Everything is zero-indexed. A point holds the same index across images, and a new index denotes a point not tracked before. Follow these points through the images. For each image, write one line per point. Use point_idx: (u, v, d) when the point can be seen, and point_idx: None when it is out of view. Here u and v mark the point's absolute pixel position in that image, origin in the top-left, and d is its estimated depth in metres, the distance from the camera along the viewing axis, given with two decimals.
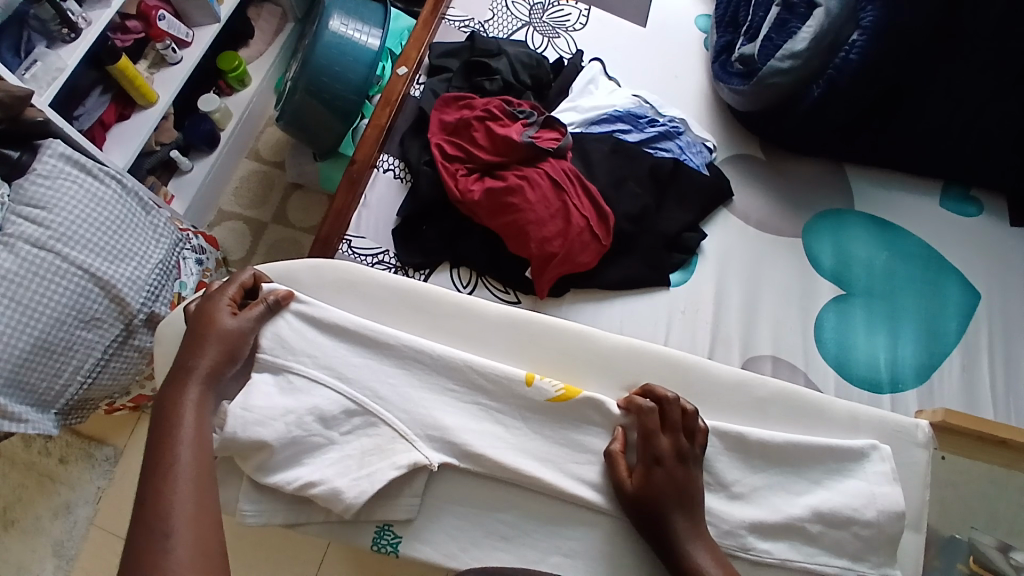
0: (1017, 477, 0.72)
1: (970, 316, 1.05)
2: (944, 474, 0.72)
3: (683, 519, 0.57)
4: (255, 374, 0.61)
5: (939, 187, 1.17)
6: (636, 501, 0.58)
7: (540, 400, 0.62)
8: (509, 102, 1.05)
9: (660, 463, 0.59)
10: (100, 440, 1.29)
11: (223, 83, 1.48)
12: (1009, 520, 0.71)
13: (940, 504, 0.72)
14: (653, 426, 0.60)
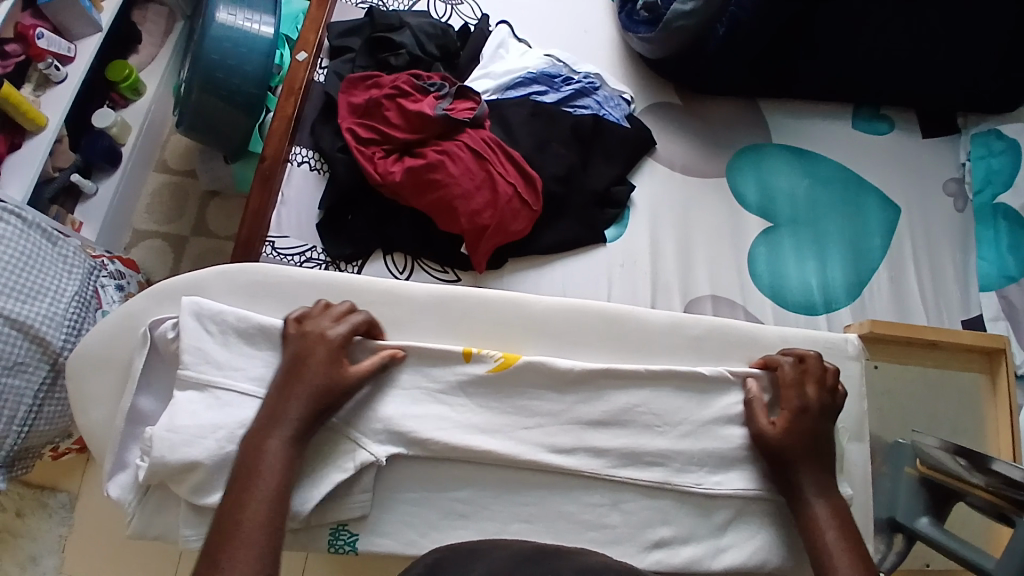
0: (947, 374, 0.77)
1: (892, 230, 1.10)
2: (881, 384, 0.76)
3: (810, 472, 0.59)
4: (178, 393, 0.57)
5: (850, 110, 1.20)
6: (775, 453, 0.60)
7: (481, 373, 0.61)
8: (418, 76, 1.01)
9: (804, 414, 0.60)
10: (50, 488, 1.21)
11: (115, 95, 1.37)
12: (942, 417, 0.76)
13: (878, 411, 0.75)
14: (791, 379, 0.62)
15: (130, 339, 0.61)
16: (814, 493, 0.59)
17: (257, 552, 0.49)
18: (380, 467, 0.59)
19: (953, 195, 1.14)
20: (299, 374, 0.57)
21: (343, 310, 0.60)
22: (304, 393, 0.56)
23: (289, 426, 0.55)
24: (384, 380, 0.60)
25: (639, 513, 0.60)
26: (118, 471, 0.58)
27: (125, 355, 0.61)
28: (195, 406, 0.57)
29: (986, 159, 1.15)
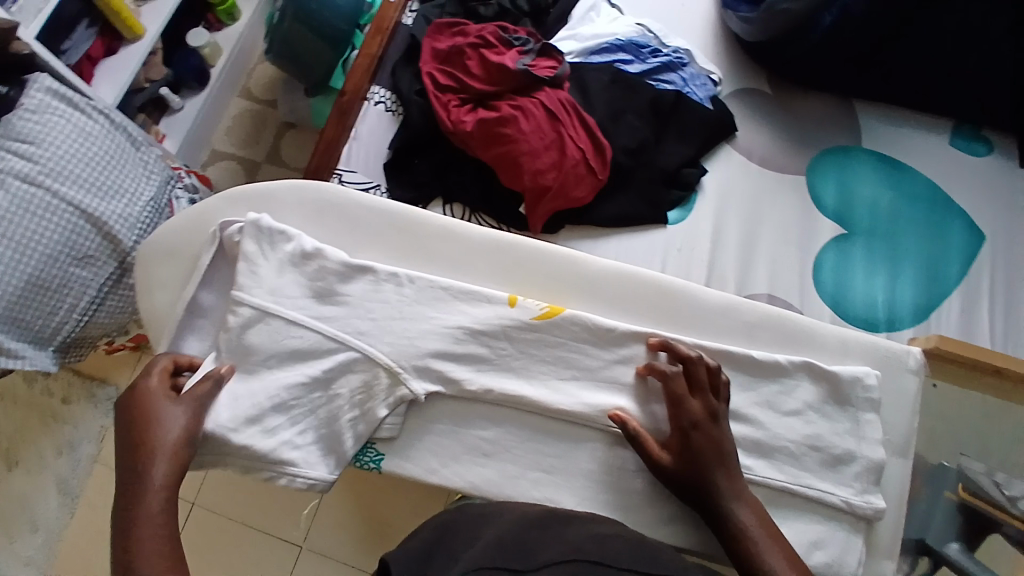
0: (1011, 408, 0.71)
1: (976, 257, 1.03)
2: (935, 404, 0.71)
3: (723, 475, 0.55)
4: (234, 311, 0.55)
5: (952, 124, 1.12)
6: (686, 462, 0.56)
7: (523, 322, 0.59)
8: (505, 29, 1.00)
9: (705, 425, 0.56)
10: (100, 380, 1.31)
11: (211, 16, 1.41)
12: (1002, 452, 0.70)
13: (927, 433, 0.70)
14: (678, 389, 0.58)
15: (200, 237, 0.62)
16: (733, 498, 0.55)
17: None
18: (414, 403, 0.58)
19: None
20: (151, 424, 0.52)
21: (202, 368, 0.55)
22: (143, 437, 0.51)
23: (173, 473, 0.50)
24: (422, 318, 0.58)
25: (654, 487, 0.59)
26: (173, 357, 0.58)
27: (194, 250, 0.62)
28: (246, 329, 0.55)
29: None
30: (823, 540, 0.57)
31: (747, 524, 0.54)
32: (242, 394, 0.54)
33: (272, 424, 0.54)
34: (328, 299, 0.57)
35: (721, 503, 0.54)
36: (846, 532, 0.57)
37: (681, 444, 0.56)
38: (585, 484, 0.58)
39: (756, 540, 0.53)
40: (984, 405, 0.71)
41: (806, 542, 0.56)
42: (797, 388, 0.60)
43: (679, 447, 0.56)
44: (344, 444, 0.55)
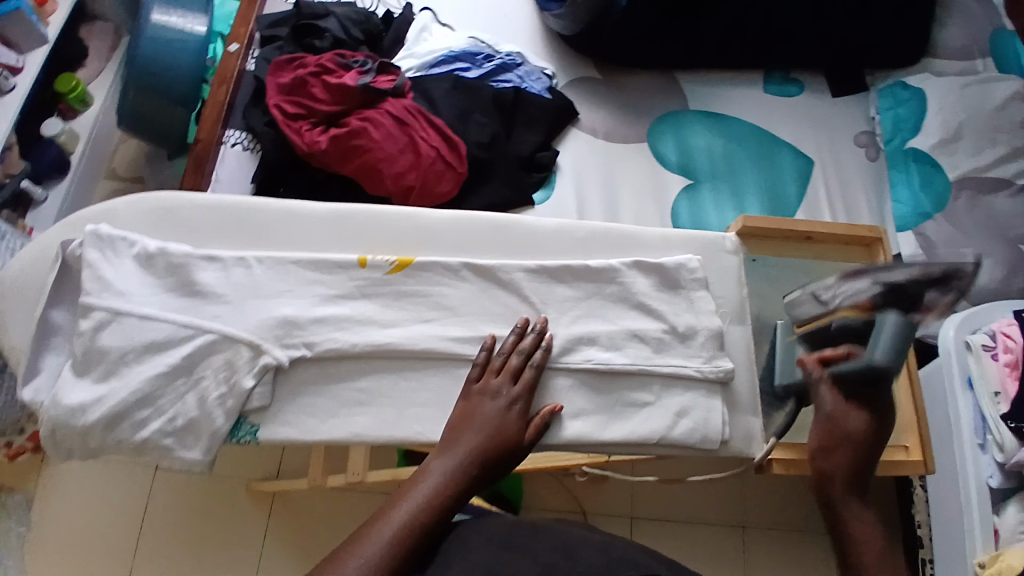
0: (827, 263, 0.80)
1: (807, 178, 1.18)
2: (761, 274, 0.79)
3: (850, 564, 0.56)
4: (85, 318, 0.54)
5: (762, 75, 1.29)
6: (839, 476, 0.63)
7: (513, 338, 0.61)
8: (342, 55, 1.05)
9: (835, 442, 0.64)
10: (8, 489, 1.20)
11: (64, 106, 1.40)
12: None
13: (759, 298, 0.78)
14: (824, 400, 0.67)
15: (45, 264, 0.61)
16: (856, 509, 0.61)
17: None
18: (280, 371, 0.57)
19: (865, 145, 1.24)
20: (458, 431, 0.57)
21: (500, 364, 0.60)
22: (460, 440, 0.56)
23: (419, 501, 0.53)
24: (265, 294, 0.58)
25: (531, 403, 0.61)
26: (35, 377, 0.56)
27: (41, 277, 0.61)
28: (99, 331, 0.54)
29: (894, 110, 1.23)
30: (687, 410, 0.62)
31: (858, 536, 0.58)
32: (103, 394, 0.53)
33: (140, 417, 0.53)
34: (184, 290, 0.57)
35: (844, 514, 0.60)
36: (710, 404, 0.63)
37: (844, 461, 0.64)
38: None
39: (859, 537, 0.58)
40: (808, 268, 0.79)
41: (674, 412, 0.62)
42: (632, 284, 0.65)
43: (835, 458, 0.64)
44: (214, 420, 0.54)
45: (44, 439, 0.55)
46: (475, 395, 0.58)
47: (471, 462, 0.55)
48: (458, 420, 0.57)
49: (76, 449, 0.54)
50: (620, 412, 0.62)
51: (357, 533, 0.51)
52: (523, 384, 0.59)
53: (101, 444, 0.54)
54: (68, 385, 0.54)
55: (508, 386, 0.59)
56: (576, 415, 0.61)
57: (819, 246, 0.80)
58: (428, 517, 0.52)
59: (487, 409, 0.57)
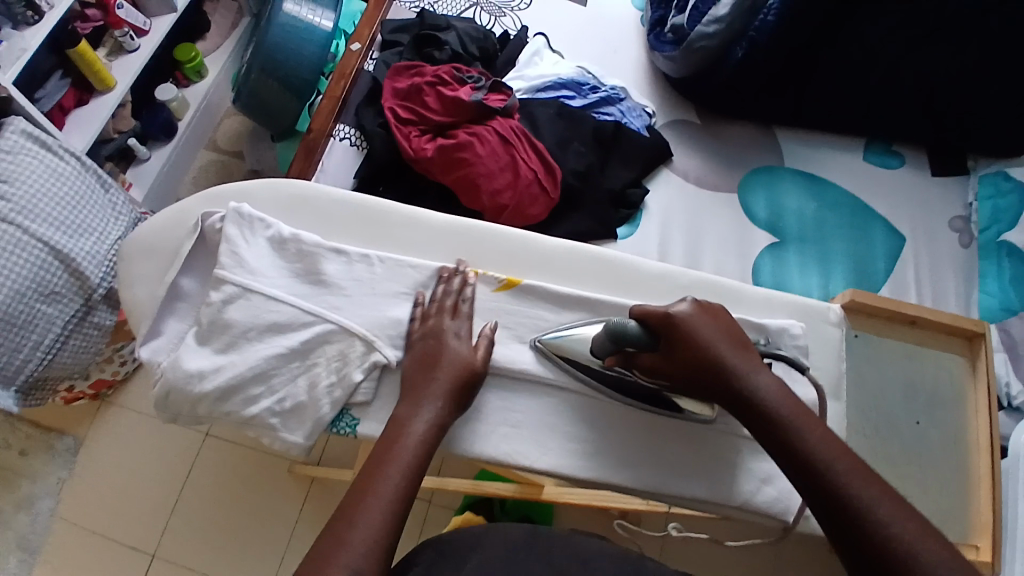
0: (927, 351, 0.72)
1: (897, 256, 1.15)
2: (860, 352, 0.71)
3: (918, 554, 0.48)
4: (218, 290, 0.58)
5: (863, 142, 1.27)
6: (690, 376, 0.58)
7: (452, 279, 0.63)
8: (458, 69, 1.10)
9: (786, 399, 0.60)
10: (59, 431, 1.26)
11: (179, 75, 1.45)
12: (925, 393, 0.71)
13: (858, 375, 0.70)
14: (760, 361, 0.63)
15: (179, 229, 0.65)
16: (753, 374, 0.57)
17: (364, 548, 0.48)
18: (387, 369, 0.59)
19: (959, 232, 1.19)
20: (415, 381, 0.58)
21: (452, 304, 0.62)
22: (413, 386, 0.57)
23: (398, 460, 0.53)
24: (385, 292, 0.62)
25: (613, 441, 0.63)
26: (153, 338, 0.60)
27: (174, 242, 0.64)
28: (226, 305, 0.58)
29: (993, 200, 1.19)
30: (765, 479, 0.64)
31: (776, 407, 0.55)
32: (221, 365, 0.56)
33: (252, 393, 0.56)
34: (308, 278, 0.61)
35: (742, 384, 0.57)
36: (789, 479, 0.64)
37: (693, 311, 0.59)
38: (551, 441, 0.62)
39: (785, 417, 0.55)
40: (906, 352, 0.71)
41: (756, 479, 0.64)
42: None
43: (667, 364, 0.59)
44: (320, 407, 0.57)
45: (156, 399, 0.58)
46: (436, 342, 0.59)
47: (434, 402, 0.56)
48: (412, 372, 0.58)
49: (182, 413, 0.57)
50: (703, 469, 0.63)
51: (370, 469, 0.53)
52: (461, 318, 0.61)
53: (209, 413, 0.57)
54: (190, 351, 0.57)
55: (450, 320, 0.61)
56: (658, 463, 0.63)
57: (921, 331, 0.73)
58: (425, 453, 0.54)
59: (447, 351, 0.59)
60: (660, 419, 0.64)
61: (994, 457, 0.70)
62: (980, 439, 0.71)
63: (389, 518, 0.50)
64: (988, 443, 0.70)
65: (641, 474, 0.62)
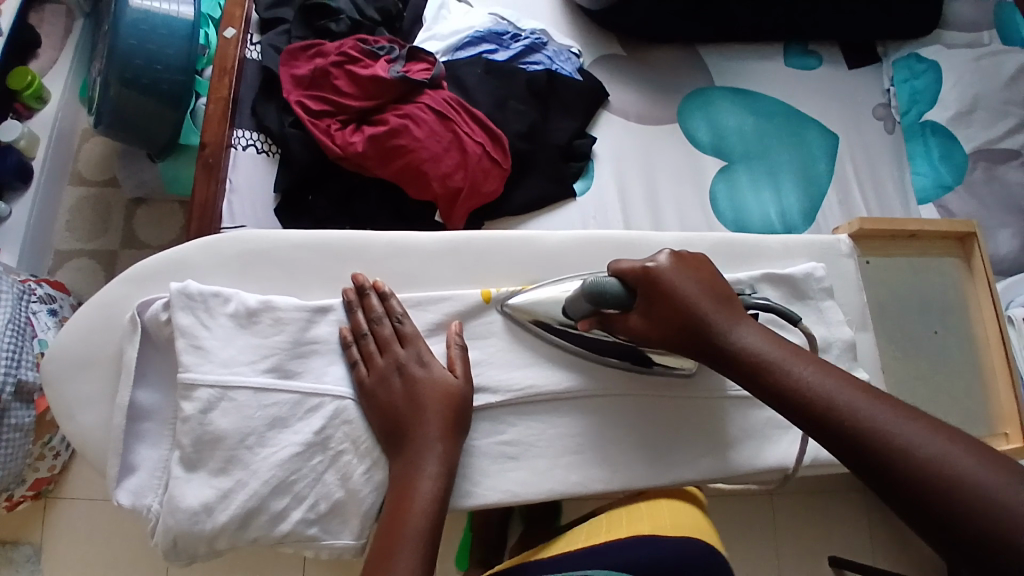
0: (928, 260, 0.80)
1: (834, 155, 1.17)
2: (875, 276, 0.78)
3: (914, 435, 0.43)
4: (195, 393, 0.49)
5: (782, 47, 1.25)
6: (678, 341, 0.54)
7: (372, 303, 0.55)
8: (364, 41, 0.97)
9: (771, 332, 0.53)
10: (12, 541, 1.08)
11: (19, 105, 1.19)
12: (939, 299, 0.80)
13: (877, 298, 0.78)
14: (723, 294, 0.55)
15: (116, 328, 0.56)
16: (733, 326, 0.53)
17: None
18: None
19: (883, 118, 1.23)
20: (403, 422, 0.51)
21: (389, 333, 0.54)
22: (395, 425, 0.51)
23: (424, 501, 0.49)
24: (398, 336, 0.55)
25: (618, 436, 0.61)
26: (127, 476, 0.51)
27: (114, 347, 0.56)
28: (206, 412, 0.49)
29: (909, 82, 1.23)
30: (766, 436, 0.64)
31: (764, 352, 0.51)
32: (228, 489, 0.49)
33: (278, 508, 0.49)
34: (296, 351, 0.53)
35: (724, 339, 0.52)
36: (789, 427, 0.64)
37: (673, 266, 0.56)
38: (584, 458, 0.60)
39: (777, 359, 0.50)
40: (915, 267, 0.80)
41: (761, 438, 0.64)
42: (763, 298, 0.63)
43: (654, 333, 0.55)
44: (362, 499, 0.51)
45: (159, 549, 0.49)
46: (403, 380, 0.52)
47: (443, 425, 0.52)
48: (393, 412, 0.51)
49: (199, 553, 0.50)
50: (704, 447, 0.62)
51: (383, 535, 0.47)
52: (412, 343, 0.54)
53: (232, 543, 0.49)
54: (182, 484, 0.48)
55: (399, 349, 0.54)
56: (663, 448, 0.62)
57: (921, 243, 0.80)
58: (435, 515, 0.48)
59: (420, 385, 0.53)
60: (655, 400, 0.62)
61: (1005, 347, 0.79)
62: (988, 333, 0.80)
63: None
64: (997, 335, 0.80)
65: (647, 464, 0.61)
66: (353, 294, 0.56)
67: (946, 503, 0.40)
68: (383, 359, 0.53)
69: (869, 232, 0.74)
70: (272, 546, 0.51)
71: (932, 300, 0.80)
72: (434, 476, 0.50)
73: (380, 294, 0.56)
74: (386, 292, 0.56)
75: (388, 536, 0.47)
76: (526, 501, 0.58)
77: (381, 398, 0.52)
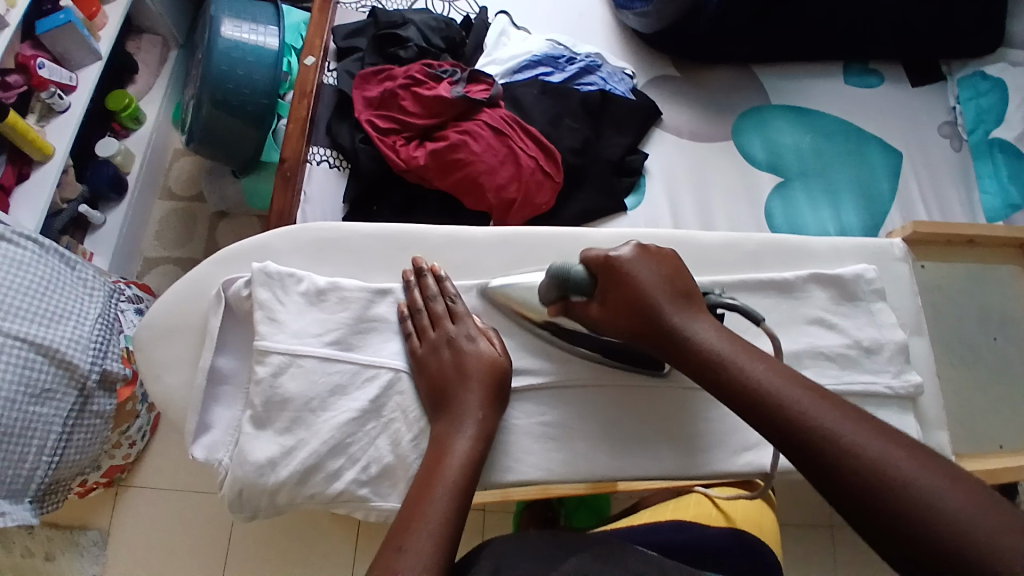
0: (988, 268, 0.79)
1: (897, 172, 1.14)
2: (930, 282, 0.76)
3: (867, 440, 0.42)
4: (268, 359, 0.55)
5: (841, 66, 1.24)
6: (633, 334, 0.55)
7: (429, 284, 0.61)
8: (429, 65, 1.05)
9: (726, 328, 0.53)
10: (81, 526, 1.16)
11: (116, 125, 1.32)
12: (1002, 310, 0.77)
13: (934, 307, 0.76)
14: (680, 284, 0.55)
15: (201, 303, 0.63)
16: (690, 320, 0.53)
17: (436, 555, 0.44)
18: None
19: (948, 136, 1.19)
20: (448, 388, 0.55)
21: (443, 310, 0.59)
22: (439, 390, 0.55)
23: (460, 460, 0.51)
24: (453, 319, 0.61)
25: (620, 424, 0.62)
26: (204, 433, 0.57)
27: (198, 319, 0.62)
28: (276, 376, 0.55)
29: (976, 100, 1.19)
30: (763, 441, 0.63)
31: (716, 348, 0.51)
32: (291, 447, 0.54)
33: (334, 468, 0.54)
34: (358, 327, 0.59)
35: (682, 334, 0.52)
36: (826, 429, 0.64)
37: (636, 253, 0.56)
38: (587, 444, 0.62)
39: (728, 356, 0.50)
40: (975, 274, 0.78)
41: (759, 440, 0.63)
42: (809, 298, 0.65)
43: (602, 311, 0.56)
44: (409, 464, 0.55)
45: (227, 501, 0.55)
46: (452, 352, 0.56)
47: (484, 391, 0.55)
48: (440, 379, 0.56)
49: (262, 507, 0.55)
50: (701, 446, 0.63)
51: (421, 483, 0.50)
52: (463, 320, 0.59)
53: (292, 499, 0.54)
54: (251, 439, 0.54)
55: (450, 325, 0.58)
56: (662, 441, 0.62)
57: (980, 251, 0.79)
58: (470, 473, 0.51)
59: (467, 356, 0.56)
60: (652, 395, 0.63)
61: None
62: None
63: (440, 543, 0.45)
64: None
65: (645, 454, 0.62)
66: (413, 275, 0.62)
67: (888, 510, 0.39)
68: (429, 333, 0.58)
69: (924, 236, 0.75)
70: (327, 504, 0.55)
71: (993, 310, 0.77)
72: (470, 437, 0.53)
73: (436, 276, 0.61)
74: (441, 276, 0.61)
75: (423, 485, 0.50)
76: (564, 480, 0.60)
77: (429, 365, 0.56)
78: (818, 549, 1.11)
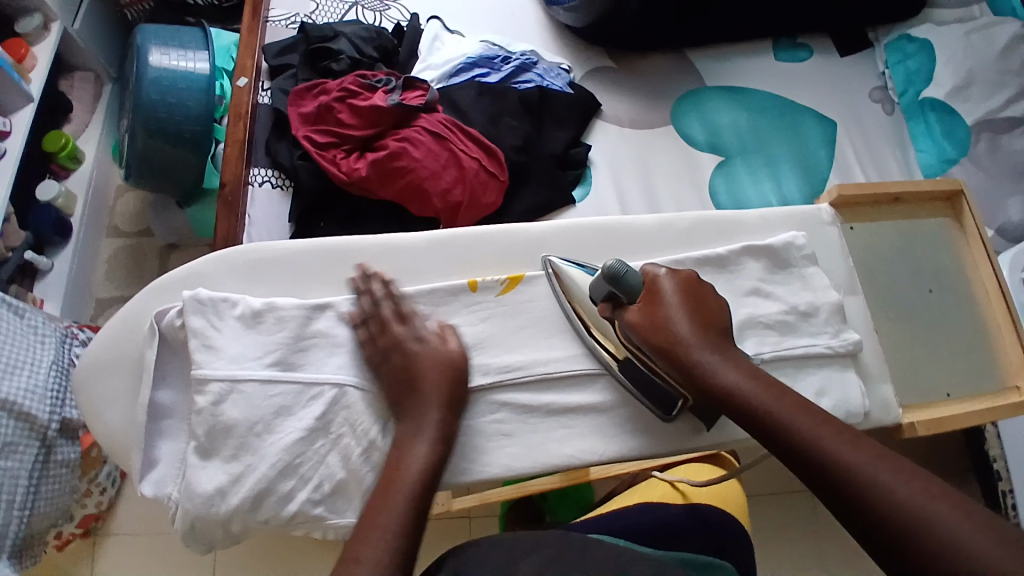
0: (916, 223, 0.82)
1: (833, 141, 1.17)
2: (859, 242, 0.79)
3: (895, 482, 0.45)
4: (208, 388, 0.55)
5: (771, 43, 1.27)
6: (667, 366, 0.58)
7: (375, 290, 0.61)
8: (363, 76, 1.04)
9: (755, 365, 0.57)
10: None
11: (55, 166, 1.27)
12: (934, 263, 0.81)
13: (867, 266, 0.79)
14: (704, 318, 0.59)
15: (139, 336, 0.61)
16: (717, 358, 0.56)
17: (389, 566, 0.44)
18: None
19: (880, 101, 1.23)
20: (403, 393, 0.55)
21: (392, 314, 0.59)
22: (395, 395, 0.56)
23: (417, 465, 0.51)
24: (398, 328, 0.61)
25: (590, 423, 0.63)
26: (151, 469, 0.57)
27: (135, 354, 0.61)
28: (219, 404, 0.54)
29: (903, 62, 1.23)
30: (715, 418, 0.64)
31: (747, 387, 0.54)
32: (239, 474, 0.53)
33: (286, 490, 0.54)
34: (298, 345, 0.58)
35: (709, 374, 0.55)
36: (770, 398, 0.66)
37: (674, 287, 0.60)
38: (542, 437, 0.62)
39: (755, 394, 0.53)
40: (904, 231, 0.81)
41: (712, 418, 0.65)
42: (745, 269, 0.67)
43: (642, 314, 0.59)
44: (361, 477, 0.55)
45: (181, 534, 0.54)
46: (401, 356, 0.57)
47: (440, 396, 0.55)
48: (395, 384, 0.56)
49: (219, 536, 0.54)
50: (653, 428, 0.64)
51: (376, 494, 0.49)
52: (411, 322, 0.59)
53: (248, 524, 0.54)
54: (198, 471, 0.54)
55: (399, 327, 0.58)
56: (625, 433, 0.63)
57: (905, 207, 0.82)
58: (426, 477, 0.51)
59: (418, 357, 0.57)
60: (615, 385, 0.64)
61: (1005, 301, 0.78)
62: (987, 287, 0.79)
63: (395, 555, 0.44)
64: (997, 291, 0.78)
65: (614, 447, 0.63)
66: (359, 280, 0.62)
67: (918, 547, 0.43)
68: (384, 335, 0.58)
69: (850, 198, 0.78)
70: (286, 526, 0.55)
71: (926, 263, 0.80)
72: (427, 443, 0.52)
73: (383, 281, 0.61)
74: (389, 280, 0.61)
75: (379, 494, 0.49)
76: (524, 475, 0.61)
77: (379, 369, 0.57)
78: (795, 514, 1.13)
